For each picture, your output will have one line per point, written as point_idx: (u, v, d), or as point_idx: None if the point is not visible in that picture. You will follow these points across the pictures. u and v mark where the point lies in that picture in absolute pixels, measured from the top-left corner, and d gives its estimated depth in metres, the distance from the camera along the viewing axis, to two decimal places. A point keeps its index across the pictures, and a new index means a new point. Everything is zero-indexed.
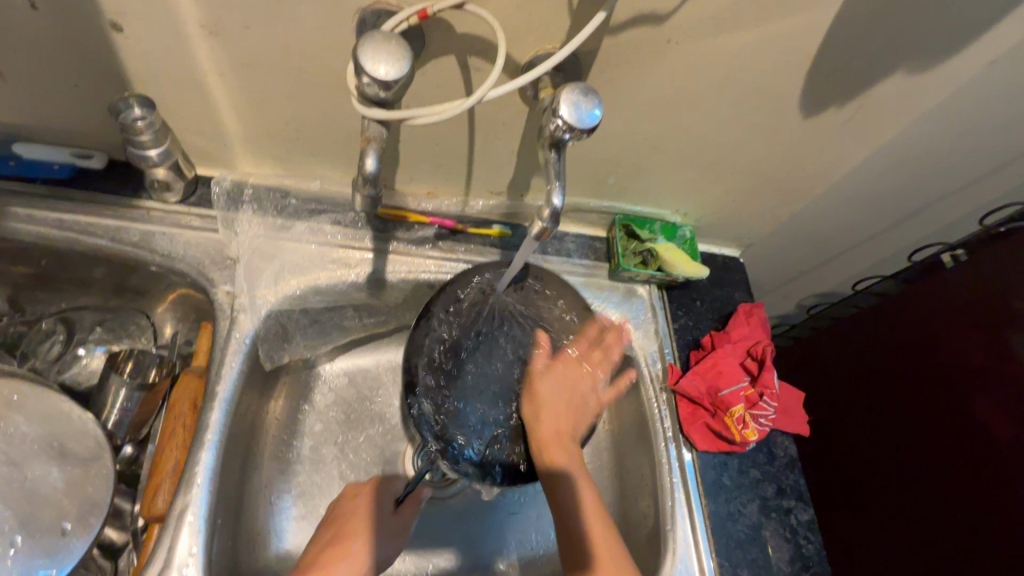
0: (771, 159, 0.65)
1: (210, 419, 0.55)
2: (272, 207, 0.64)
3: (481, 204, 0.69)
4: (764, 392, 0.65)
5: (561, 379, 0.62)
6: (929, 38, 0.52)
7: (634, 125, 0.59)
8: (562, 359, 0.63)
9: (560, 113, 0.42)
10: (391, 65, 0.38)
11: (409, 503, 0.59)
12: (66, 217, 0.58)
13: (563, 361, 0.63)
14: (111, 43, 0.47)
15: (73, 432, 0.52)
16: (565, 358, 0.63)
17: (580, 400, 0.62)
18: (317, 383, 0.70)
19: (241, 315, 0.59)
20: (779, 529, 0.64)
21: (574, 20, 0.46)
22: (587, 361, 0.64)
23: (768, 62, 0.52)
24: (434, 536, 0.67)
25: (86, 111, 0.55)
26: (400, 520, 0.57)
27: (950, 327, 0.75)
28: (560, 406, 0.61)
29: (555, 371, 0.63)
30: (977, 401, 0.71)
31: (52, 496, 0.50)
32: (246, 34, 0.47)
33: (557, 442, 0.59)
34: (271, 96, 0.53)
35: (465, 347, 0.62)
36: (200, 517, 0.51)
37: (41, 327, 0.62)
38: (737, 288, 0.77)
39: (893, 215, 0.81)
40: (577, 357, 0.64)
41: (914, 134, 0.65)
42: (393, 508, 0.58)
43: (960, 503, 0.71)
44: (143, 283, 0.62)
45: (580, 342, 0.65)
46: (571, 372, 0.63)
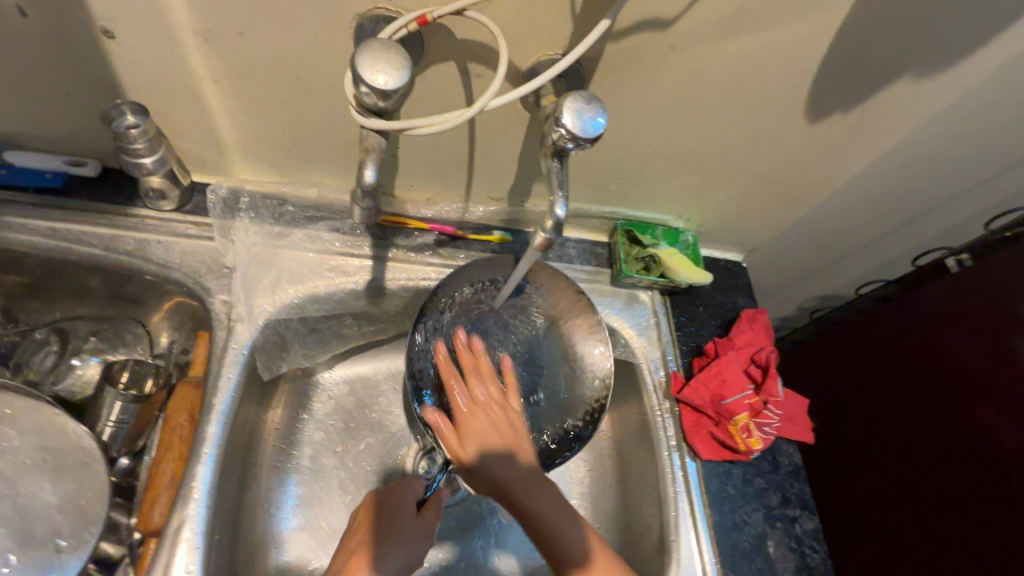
0: (776, 164, 0.64)
1: (207, 432, 0.54)
2: (269, 214, 0.63)
3: (481, 210, 0.68)
4: (769, 400, 0.64)
5: (473, 433, 0.53)
6: (938, 44, 0.51)
7: (637, 131, 0.58)
8: (459, 417, 0.54)
9: (562, 122, 0.41)
10: (390, 75, 0.37)
11: (431, 508, 0.55)
12: (59, 226, 0.57)
13: (461, 415, 0.54)
14: (103, 49, 0.46)
15: (67, 446, 0.51)
16: (460, 414, 0.54)
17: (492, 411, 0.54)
18: (315, 392, 0.69)
19: (238, 325, 0.58)
20: (784, 539, 0.63)
21: (577, 27, 0.45)
22: (479, 391, 0.55)
23: (773, 68, 0.51)
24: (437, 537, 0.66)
25: (79, 118, 0.54)
26: (422, 527, 0.53)
27: (955, 332, 0.75)
28: (496, 462, 0.52)
29: (469, 432, 0.53)
30: (981, 408, 0.70)
31: (46, 512, 0.49)
32: (241, 40, 0.46)
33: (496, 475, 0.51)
34: (267, 102, 0.52)
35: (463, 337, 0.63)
36: (197, 533, 0.50)
37: (35, 337, 0.60)
38: (740, 293, 0.77)
39: (897, 218, 0.80)
40: (469, 402, 0.55)
41: (920, 139, 0.64)
42: (414, 514, 0.54)
43: (965, 511, 0.70)
44: (138, 292, 0.61)
45: (451, 380, 0.56)
46: (479, 417, 0.54)
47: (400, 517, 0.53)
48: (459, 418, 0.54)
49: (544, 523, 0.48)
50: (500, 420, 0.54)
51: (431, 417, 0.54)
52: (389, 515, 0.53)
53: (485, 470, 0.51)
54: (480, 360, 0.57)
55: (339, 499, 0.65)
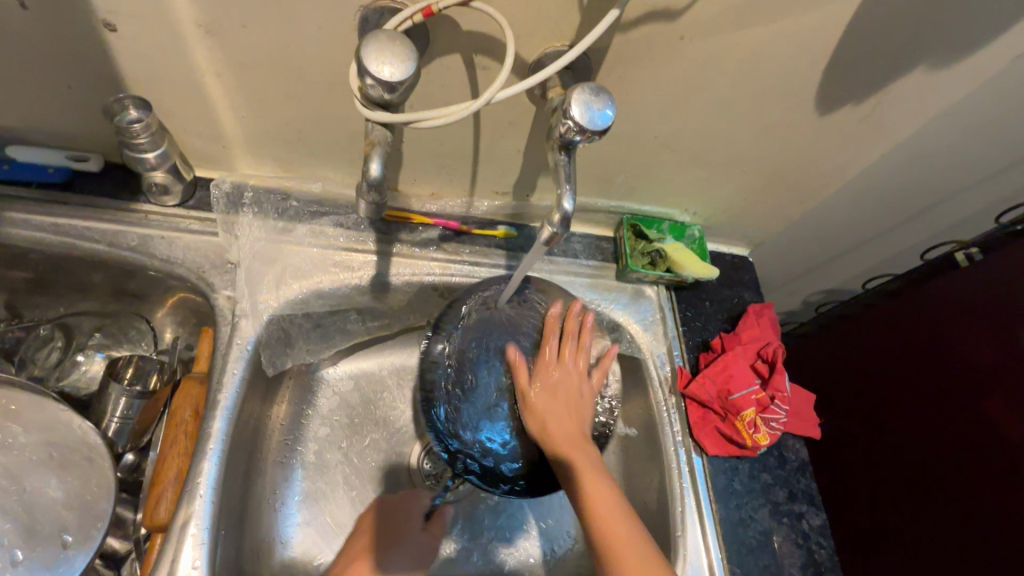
0: (784, 157, 0.63)
1: (212, 428, 0.53)
2: (272, 209, 0.62)
3: (486, 205, 0.67)
4: (776, 396, 0.63)
5: (551, 386, 0.56)
6: (951, 34, 0.51)
7: (644, 123, 0.57)
8: (541, 364, 0.57)
9: (570, 114, 0.41)
10: (395, 66, 0.37)
11: (437, 521, 0.63)
12: (63, 221, 0.57)
13: (540, 367, 0.57)
14: (105, 42, 0.46)
15: (72, 442, 0.51)
16: (543, 362, 0.57)
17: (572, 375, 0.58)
18: (320, 387, 0.69)
19: (242, 321, 0.58)
20: (791, 535, 0.63)
21: (584, 18, 0.45)
22: (567, 355, 0.59)
23: (783, 59, 0.51)
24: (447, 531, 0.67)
25: (81, 112, 0.53)
26: (427, 538, 0.61)
27: (964, 327, 0.74)
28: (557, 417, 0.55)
29: (541, 390, 0.56)
30: (990, 403, 0.69)
31: (52, 508, 0.49)
32: (244, 32, 0.45)
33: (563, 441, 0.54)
34: (270, 96, 0.52)
35: (477, 351, 0.57)
36: (203, 529, 0.50)
37: (40, 332, 0.60)
38: (747, 288, 0.76)
39: (906, 212, 0.79)
40: (557, 355, 0.58)
41: (931, 132, 0.63)
42: (421, 525, 0.61)
43: (973, 506, 0.70)
44: (142, 287, 0.61)
45: (550, 332, 0.59)
46: (562, 374, 0.57)
47: (408, 526, 0.61)
48: (540, 365, 0.57)
49: (587, 484, 0.52)
50: (572, 386, 0.58)
51: (511, 354, 0.56)
52: (400, 525, 0.60)
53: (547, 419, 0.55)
54: (586, 331, 0.60)
55: (344, 494, 0.65)
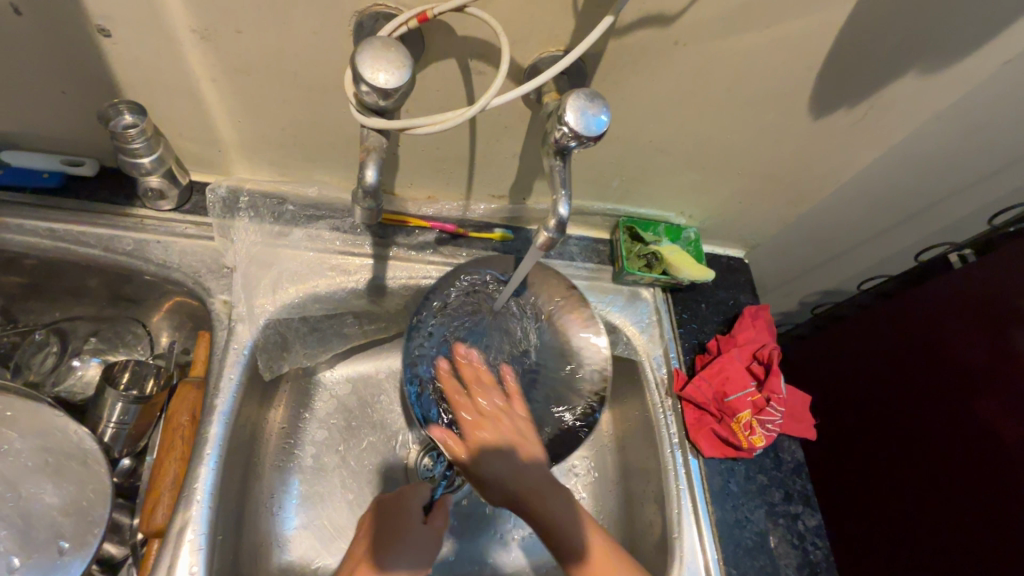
0: (779, 160, 0.64)
1: (209, 433, 0.53)
2: (268, 213, 0.62)
3: (482, 208, 0.67)
4: (771, 398, 0.63)
5: (484, 443, 0.54)
6: (944, 39, 0.51)
7: (639, 127, 0.57)
8: (469, 429, 0.55)
9: (565, 120, 0.41)
10: (390, 73, 0.37)
11: (438, 513, 0.56)
12: (58, 226, 0.57)
13: (471, 430, 0.55)
14: (99, 48, 0.46)
15: (69, 447, 0.51)
16: (470, 424, 0.55)
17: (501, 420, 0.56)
18: (318, 390, 0.69)
19: (239, 325, 0.58)
20: (786, 535, 0.63)
21: (579, 22, 0.45)
22: (484, 403, 0.57)
23: (777, 64, 0.51)
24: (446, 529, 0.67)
25: (75, 117, 0.53)
26: (431, 532, 0.54)
27: (957, 328, 0.74)
28: (506, 469, 0.52)
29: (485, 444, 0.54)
30: (983, 404, 0.70)
31: (48, 515, 0.49)
32: (238, 38, 0.45)
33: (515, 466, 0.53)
34: (266, 100, 0.52)
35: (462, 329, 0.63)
36: (200, 534, 0.50)
37: (35, 338, 0.60)
38: (743, 290, 0.76)
39: (901, 213, 0.79)
40: (477, 415, 0.56)
41: (924, 135, 0.63)
42: (422, 520, 0.55)
43: (965, 506, 0.70)
44: (137, 292, 0.60)
45: (456, 395, 0.58)
46: (492, 429, 0.55)
47: (409, 522, 0.54)
48: (470, 428, 0.55)
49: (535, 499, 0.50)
50: (510, 430, 0.55)
51: (438, 433, 0.56)
52: (402, 519, 0.54)
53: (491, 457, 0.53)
54: (486, 387, 0.58)
55: (341, 497, 0.65)
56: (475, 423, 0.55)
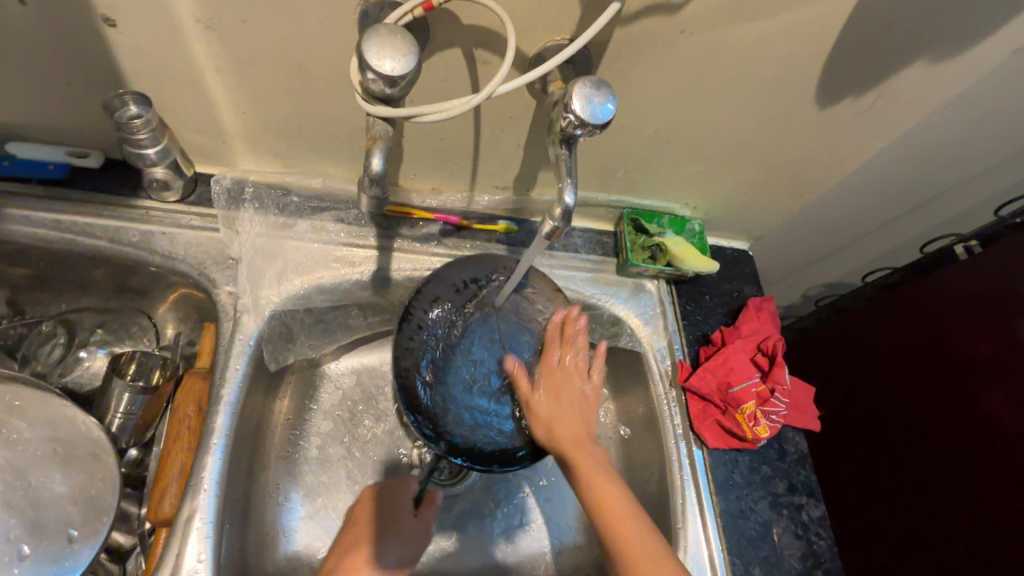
0: (784, 150, 0.63)
1: (216, 423, 0.54)
2: (273, 204, 0.62)
3: (486, 200, 0.67)
4: (776, 389, 0.64)
5: (553, 392, 0.56)
6: (952, 27, 0.51)
7: (644, 117, 0.57)
8: (548, 372, 0.57)
9: (571, 108, 0.41)
10: (396, 61, 0.37)
11: (427, 506, 0.59)
12: (64, 218, 0.57)
13: (546, 380, 0.57)
14: (104, 38, 0.46)
15: (77, 437, 0.51)
16: (550, 371, 0.57)
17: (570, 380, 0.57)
18: (322, 382, 0.69)
19: (244, 316, 0.58)
20: (790, 526, 0.63)
21: (585, 11, 0.45)
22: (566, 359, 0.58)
23: (784, 52, 0.51)
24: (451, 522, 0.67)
25: (80, 108, 0.53)
26: (419, 525, 0.58)
27: (962, 319, 0.74)
28: (560, 421, 0.55)
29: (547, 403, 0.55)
30: (988, 395, 0.70)
31: (57, 504, 0.49)
32: (243, 27, 0.45)
33: (568, 445, 0.54)
34: (271, 91, 0.52)
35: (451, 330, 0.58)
36: (207, 523, 0.50)
37: (42, 329, 0.61)
38: (747, 281, 0.76)
39: (905, 204, 0.79)
40: (559, 365, 0.57)
41: (931, 125, 0.63)
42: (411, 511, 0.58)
43: (970, 497, 0.70)
44: (143, 283, 0.61)
45: (551, 340, 0.58)
46: (565, 383, 0.57)
47: (397, 515, 0.57)
48: (547, 376, 0.57)
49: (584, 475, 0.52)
50: (579, 391, 0.57)
51: (510, 365, 0.57)
52: (391, 512, 0.57)
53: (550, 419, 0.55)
54: (580, 339, 0.59)
55: (346, 488, 0.66)
56: (550, 376, 0.57)
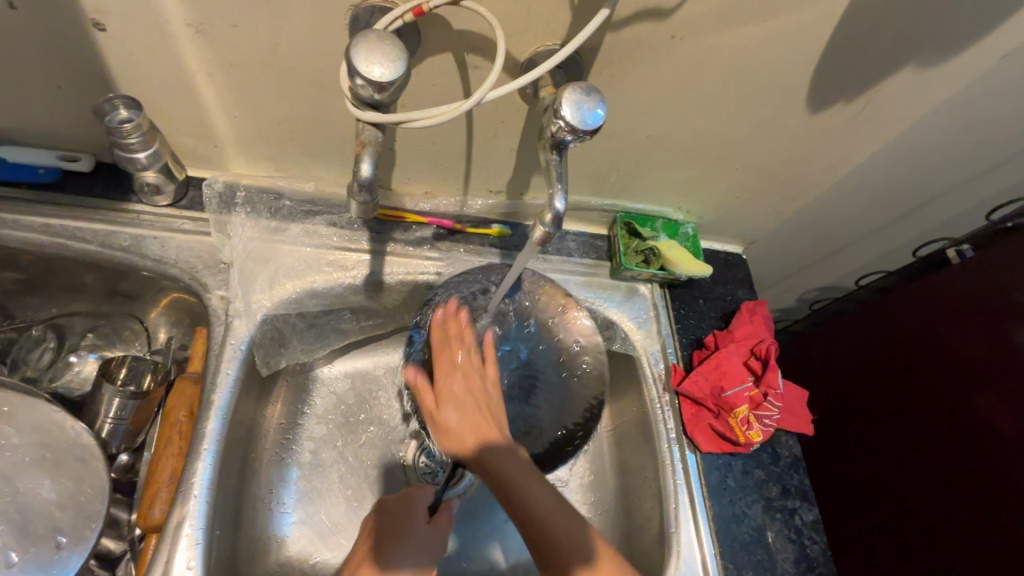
0: (776, 155, 0.64)
1: (206, 428, 0.53)
2: (265, 209, 0.62)
3: (480, 204, 0.67)
4: (768, 393, 0.64)
5: (446, 390, 0.56)
6: (941, 33, 0.51)
7: (636, 122, 0.57)
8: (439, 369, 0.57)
9: (561, 114, 0.41)
10: (385, 66, 0.37)
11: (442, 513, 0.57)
12: (53, 222, 0.56)
13: (439, 376, 0.57)
14: (94, 42, 0.46)
15: (66, 442, 0.51)
16: (441, 366, 0.57)
17: (466, 376, 0.57)
18: (316, 387, 0.69)
19: (236, 320, 0.58)
20: (784, 530, 0.63)
21: (575, 17, 0.45)
22: (455, 353, 0.58)
23: (775, 58, 0.51)
24: None
25: (70, 112, 0.53)
26: (433, 533, 0.55)
27: (954, 323, 0.74)
28: (461, 408, 0.55)
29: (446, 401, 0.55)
30: (980, 398, 0.70)
31: (46, 510, 0.49)
32: (234, 32, 0.45)
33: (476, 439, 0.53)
34: (262, 95, 0.51)
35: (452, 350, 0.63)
36: (197, 529, 0.50)
37: (32, 333, 0.60)
38: (740, 285, 0.76)
39: (898, 208, 0.79)
40: (448, 362, 0.57)
41: (922, 130, 0.63)
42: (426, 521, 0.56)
43: (963, 500, 0.71)
44: (135, 288, 0.60)
45: (437, 340, 0.59)
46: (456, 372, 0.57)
47: (412, 523, 0.55)
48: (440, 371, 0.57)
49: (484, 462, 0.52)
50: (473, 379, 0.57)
51: (410, 377, 0.58)
52: (404, 520, 0.55)
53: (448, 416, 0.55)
54: (464, 335, 0.59)
55: (339, 493, 0.65)
56: (443, 371, 0.57)
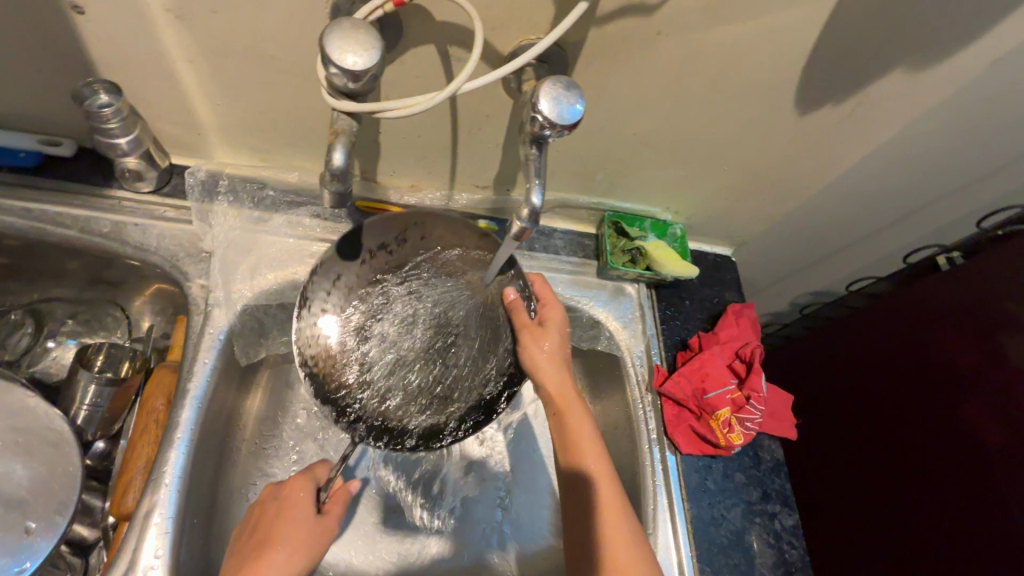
0: (765, 156, 0.63)
1: (181, 416, 0.53)
2: (248, 198, 0.62)
3: (466, 198, 0.67)
4: (752, 396, 0.64)
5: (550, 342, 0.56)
6: (931, 36, 0.50)
7: (622, 118, 0.57)
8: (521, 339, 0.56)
9: (539, 107, 0.40)
10: (359, 55, 0.36)
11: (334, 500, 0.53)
12: (34, 207, 0.56)
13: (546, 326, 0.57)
14: (72, 25, 0.45)
15: (39, 427, 0.51)
16: (526, 329, 0.56)
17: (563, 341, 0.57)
18: (296, 378, 0.68)
19: (215, 310, 0.57)
20: (763, 534, 0.63)
21: (559, 10, 0.44)
22: (553, 315, 0.58)
23: (762, 56, 0.50)
24: (424, 521, 0.67)
25: (51, 95, 0.53)
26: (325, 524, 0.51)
27: (943, 330, 0.74)
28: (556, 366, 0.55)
29: (545, 351, 0.55)
30: (968, 405, 0.69)
31: (16, 494, 0.48)
32: (214, 18, 0.45)
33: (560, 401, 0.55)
34: (244, 83, 0.51)
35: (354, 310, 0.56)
36: (167, 518, 0.50)
37: (9, 318, 0.59)
38: (727, 287, 0.76)
39: (888, 214, 0.79)
40: (556, 323, 0.57)
41: (914, 134, 0.63)
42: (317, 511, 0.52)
43: (944, 507, 0.70)
44: (116, 275, 0.60)
45: (543, 306, 0.58)
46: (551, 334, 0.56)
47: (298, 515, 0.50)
48: (521, 336, 0.56)
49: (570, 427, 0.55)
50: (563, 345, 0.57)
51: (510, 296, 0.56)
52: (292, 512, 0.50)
53: (547, 363, 0.55)
54: (553, 312, 0.58)
55: None
56: (553, 322, 0.57)
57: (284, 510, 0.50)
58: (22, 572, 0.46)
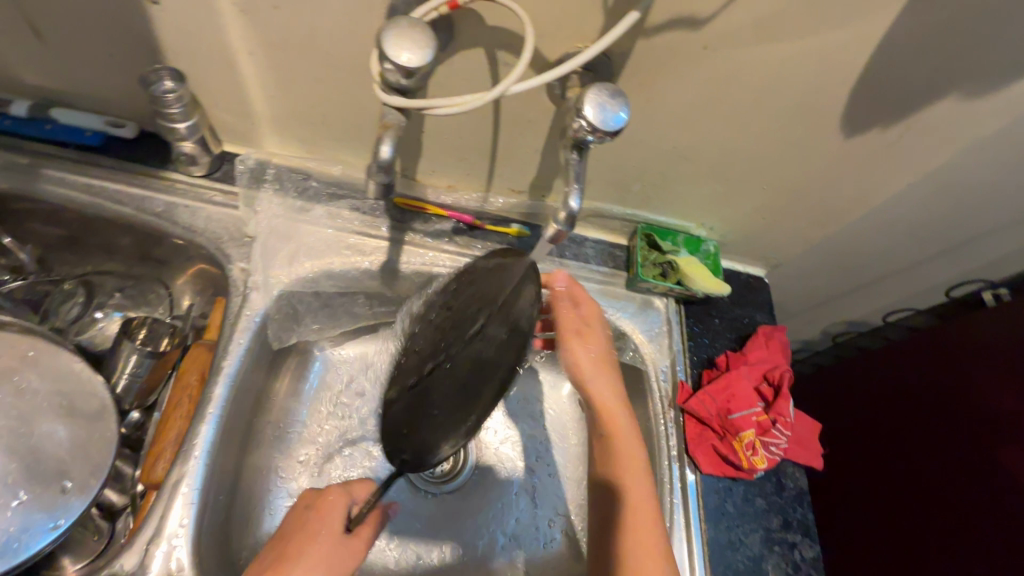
0: (806, 177, 0.62)
1: (213, 392, 0.55)
2: (293, 188, 0.64)
3: (501, 202, 0.68)
4: (778, 420, 0.62)
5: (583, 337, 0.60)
6: (988, 63, 0.49)
7: (663, 131, 0.57)
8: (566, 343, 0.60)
9: (583, 113, 0.41)
10: (413, 53, 0.37)
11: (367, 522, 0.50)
12: (95, 183, 0.59)
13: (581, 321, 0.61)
14: (145, 14, 0.48)
15: (82, 391, 0.53)
16: (565, 324, 0.60)
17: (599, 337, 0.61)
18: (324, 367, 0.70)
19: (253, 293, 0.59)
20: (781, 564, 0.61)
21: (608, 19, 0.45)
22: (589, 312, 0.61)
23: (809, 74, 0.50)
24: (438, 520, 0.67)
25: (121, 79, 0.56)
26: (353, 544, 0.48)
27: (986, 369, 0.71)
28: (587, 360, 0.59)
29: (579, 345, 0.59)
30: (1005, 451, 0.66)
31: (57, 453, 0.50)
32: (276, 13, 0.47)
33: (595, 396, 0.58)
34: (298, 77, 0.53)
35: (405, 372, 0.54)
36: (194, 489, 0.51)
37: (63, 287, 0.62)
38: (759, 309, 0.75)
39: (934, 245, 0.76)
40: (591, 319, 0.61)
41: (965, 164, 0.61)
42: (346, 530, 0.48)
43: (971, 555, 0.67)
44: (161, 253, 0.63)
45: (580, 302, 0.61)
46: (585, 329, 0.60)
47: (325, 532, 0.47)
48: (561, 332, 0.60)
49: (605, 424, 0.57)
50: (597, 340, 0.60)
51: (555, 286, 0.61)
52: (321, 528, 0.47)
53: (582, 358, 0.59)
54: (592, 308, 0.61)
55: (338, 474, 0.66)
56: (590, 318, 0.61)
57: (313, 523, 0.47)
58: (56, 528, 0.48)
